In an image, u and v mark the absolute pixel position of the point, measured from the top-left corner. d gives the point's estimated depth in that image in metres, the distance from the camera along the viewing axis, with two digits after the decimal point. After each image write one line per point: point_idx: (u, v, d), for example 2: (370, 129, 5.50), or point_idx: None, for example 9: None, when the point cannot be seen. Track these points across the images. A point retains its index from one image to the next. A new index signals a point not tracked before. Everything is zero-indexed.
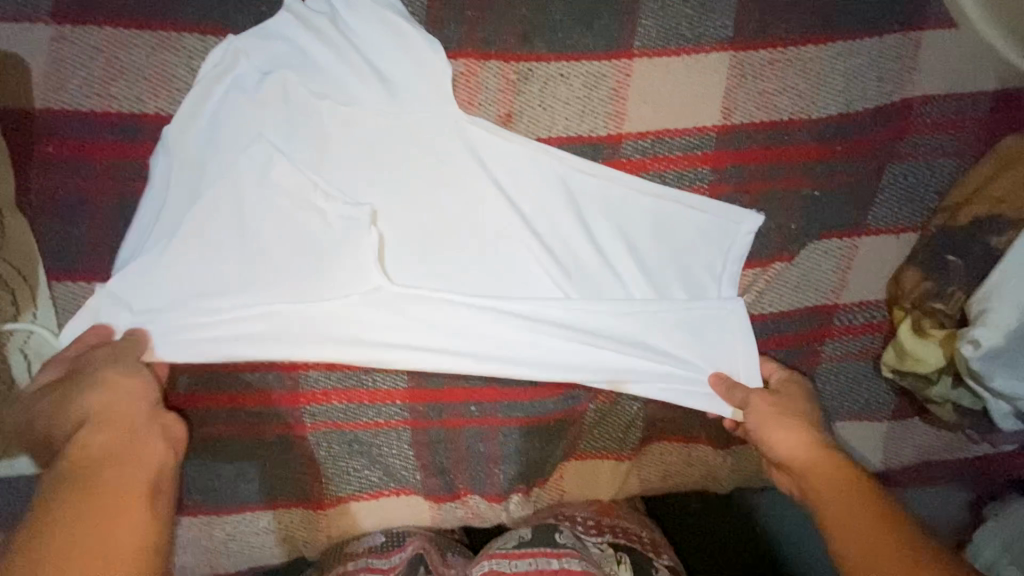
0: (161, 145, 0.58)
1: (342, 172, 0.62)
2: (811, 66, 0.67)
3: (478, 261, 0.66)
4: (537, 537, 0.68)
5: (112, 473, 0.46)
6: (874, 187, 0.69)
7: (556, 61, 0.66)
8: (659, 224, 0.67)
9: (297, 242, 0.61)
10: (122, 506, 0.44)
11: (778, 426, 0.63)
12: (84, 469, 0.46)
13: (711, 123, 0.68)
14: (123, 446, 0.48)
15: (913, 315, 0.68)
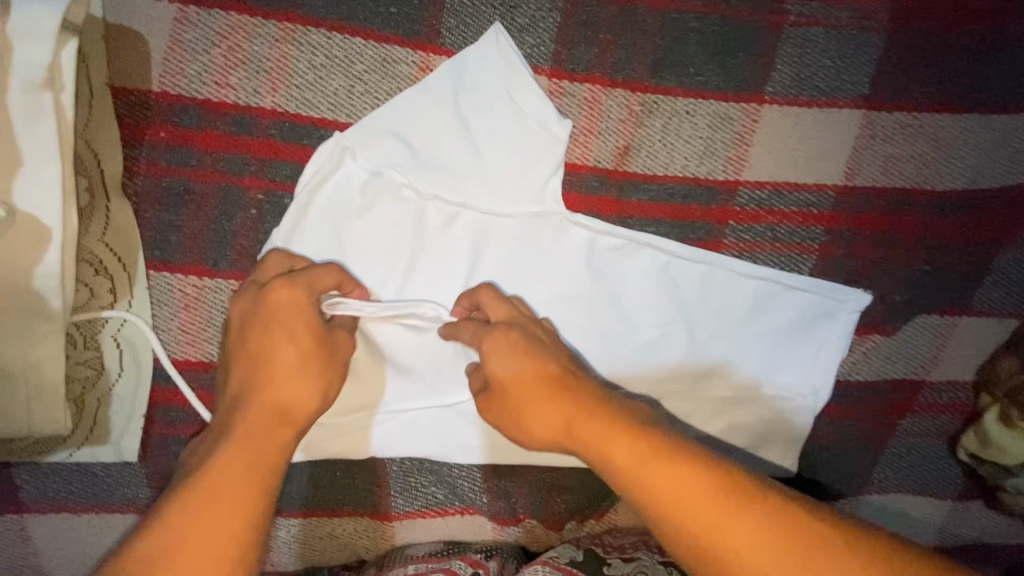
0: (268, 250, 0.57)
1: (447, 250, 0.61)
2: (944, 135, 0.65)
3: (582, 340, 0.65)
4: (587, 558, 0.67)
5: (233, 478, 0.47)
6: (984, 269, 0.67)
7: (683, 97, 0.63)
8: (760, 310, 0.66)
9: (408, 325, 0.61)
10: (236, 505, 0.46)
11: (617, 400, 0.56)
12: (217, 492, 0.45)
13: (831, 182, 0.65)
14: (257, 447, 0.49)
15: (1002, 405, 0.67)
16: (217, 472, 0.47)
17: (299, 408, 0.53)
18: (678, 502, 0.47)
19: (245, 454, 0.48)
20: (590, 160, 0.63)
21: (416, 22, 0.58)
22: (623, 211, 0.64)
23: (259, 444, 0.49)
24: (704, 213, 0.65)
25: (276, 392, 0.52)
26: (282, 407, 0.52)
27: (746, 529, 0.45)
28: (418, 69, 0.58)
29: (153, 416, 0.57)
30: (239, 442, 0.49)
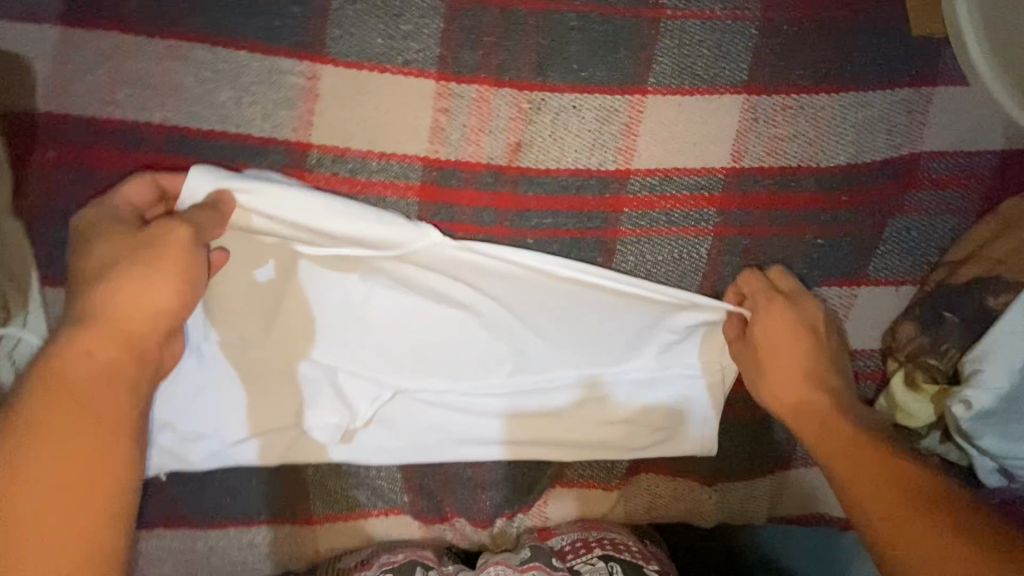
0: None
1: (330, 259, 0.59)
2: (823, 114, 0.68)
3: (484, 337, 0.65)
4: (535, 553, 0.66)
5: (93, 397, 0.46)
6: (876, 240, 0.69)
7: (569, 92, 0.66)
8: (656, 300, 0.67)
9: (299, 336, 0.61)
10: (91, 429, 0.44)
11: (763, 360, 0.67)
12: (72, 385, 0.45)
13: (720, 165, 0.67)
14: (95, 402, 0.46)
15: (906, 369, 0.69)
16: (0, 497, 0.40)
17: (149, 298, 0.51)
18: (875, 503, 0.53)
19: (59, 449, 0.43)
20: (482, 157, 0.65)
21: (300, 35, 0.60)
22: (519, 204, 0.66)
23: (76, 398, 0.45)
24: (600, 202, 0.67)
25: (121, 297, 0.50)
26: (111, 314, 0.50)
27: (918, 527, 0.49)
28: (305, 78, 0.60)
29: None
30: (52, 396, 0.44)
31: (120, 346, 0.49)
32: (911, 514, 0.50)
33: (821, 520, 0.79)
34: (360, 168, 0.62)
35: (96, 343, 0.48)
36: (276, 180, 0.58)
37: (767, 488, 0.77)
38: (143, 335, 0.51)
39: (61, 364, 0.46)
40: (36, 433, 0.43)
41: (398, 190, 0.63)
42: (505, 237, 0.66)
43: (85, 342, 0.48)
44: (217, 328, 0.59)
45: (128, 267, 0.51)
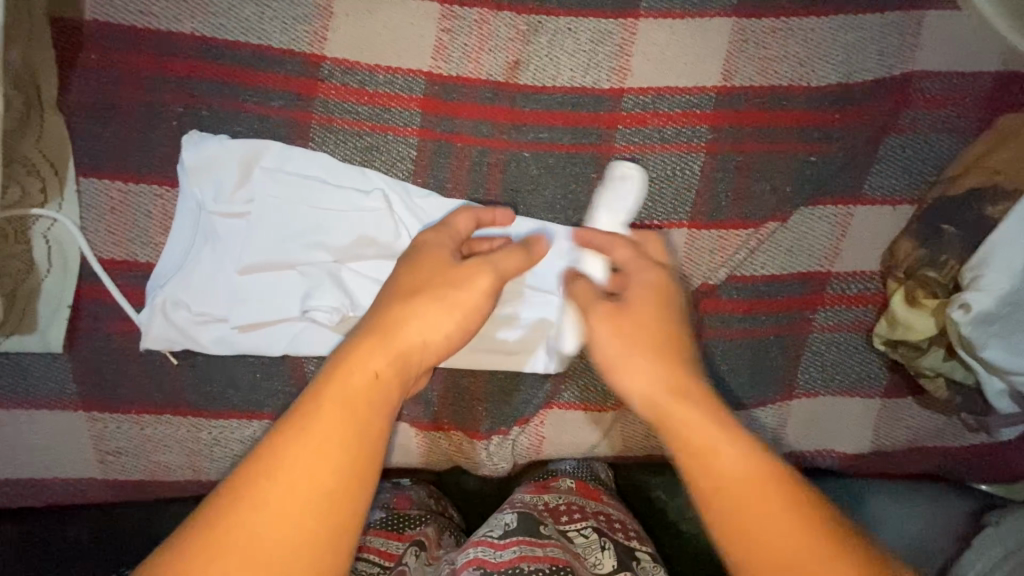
0: (180, 174, 0.62)
1: (339, 169, 0.65)
2: (812, 36, 0.70)
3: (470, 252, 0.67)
4: (522, 524, 0.62)
5: (369, 412, 0.43)
6: (870, 158, 0.71)
7: (565, 16, 0.69)
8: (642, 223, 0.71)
9: (299, 237, 0.63)
10: (363, 433, 0.42)
11: (624, 360, 0.51)
12: (354, 395, 0.43)
13: (711, 84, 0.70)
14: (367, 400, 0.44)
15: (906, 285, 0.68)
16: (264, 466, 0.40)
17: (410, 333, 0.49)
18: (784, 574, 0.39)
19: (339, 420, 0.42)
20: (482, 73, 0.68)
21: None
22: (516, 118, 0.69)
23: (337, 430, 0.41)
24: (594, 118, 0.70)
25: (403, 312, 0.49)
26: (391, 329, 0.48)
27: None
28: None
29: (79, 312, 0.62)
30: (333, 410, 0.42)
31: (389, 362, 0.46)
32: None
33: (829, 456, 0.77)
34: (367, 79, 0.66)
35: (379, 363, 0.45)
36: (273, 171, 0.63)
37: (768, 420, 0.75)
38: (415, 359, 0.48)
39: (347, 371, 0.44)
40: (319, 426, 0.41)
41: (402, 101, 0.67)
42: (503, 149, 0.69)
43: (376, 360, 0.46)
44: (223, 228, 0.62)
45: (428, 298, 0.51)
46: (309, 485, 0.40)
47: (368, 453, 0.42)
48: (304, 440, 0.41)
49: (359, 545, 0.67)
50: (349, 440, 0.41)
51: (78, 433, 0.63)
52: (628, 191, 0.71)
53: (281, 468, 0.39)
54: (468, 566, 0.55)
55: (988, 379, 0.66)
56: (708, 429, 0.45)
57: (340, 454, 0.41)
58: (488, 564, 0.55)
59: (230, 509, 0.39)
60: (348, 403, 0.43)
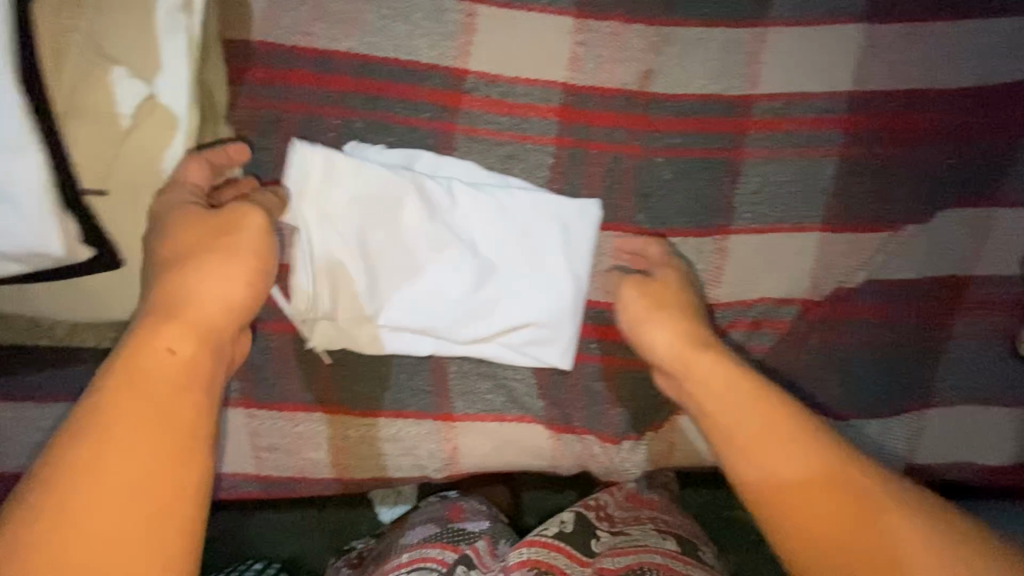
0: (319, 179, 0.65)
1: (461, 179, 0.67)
2: (947, 40, 0.70)
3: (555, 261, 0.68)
4: (577, 530, 0.64)
5: (127, 388, 0.44)
6: (1009, 161, 0.70)
7: (696, 26, 0.71)
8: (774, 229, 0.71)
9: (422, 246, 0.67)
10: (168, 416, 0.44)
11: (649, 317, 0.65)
12: (139, 373, 0.45)
13: (843, 90, 0.71)
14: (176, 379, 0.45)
15: None
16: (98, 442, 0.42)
17: (201, 307, 0.50)
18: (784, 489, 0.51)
19: (140, 409, 0.43)
20: (616, 83, 0.71)
21: None
22: (649, 125, 0.71)
23: (138, 416, 0.43)
24: (725, 124, 0.71)
25: (183, 279, 0.50)
26: (182, 300, 0.50)
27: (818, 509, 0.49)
28: (465, 14, 0.69)
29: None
30: (124, 390, 0.44)
31: (184, 337, 0.48)
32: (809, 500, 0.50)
33: (969, 469, 0.74)
34: (507, 91, 0.69)
35: (173, 339, 0.47)
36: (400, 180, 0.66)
37: (905, 430, 0.73)
38: (209, 329, 0.49)
39: (139, 353, 0.46)
40: (105, 409, 0.43)
41: (541, 111, 0.70)
42: (636, 156, 0.70)
43: (164, 338, 0.47)
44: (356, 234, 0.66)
45: (663, 315, 0.65)
46: (106, 467, 0.41)
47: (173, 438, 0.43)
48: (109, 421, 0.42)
49: (413, 557, 0.66)
50: (154, 427, 0.43)
51: (237, 426, 0.68)
52: (759, 195, 0.71)
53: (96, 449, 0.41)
54: (524, 565, 0.57)
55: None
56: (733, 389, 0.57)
57: (143, 437, 0.42)
58: (546, 564, 0.58)
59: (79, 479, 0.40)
60: (130, 380, 0.44)
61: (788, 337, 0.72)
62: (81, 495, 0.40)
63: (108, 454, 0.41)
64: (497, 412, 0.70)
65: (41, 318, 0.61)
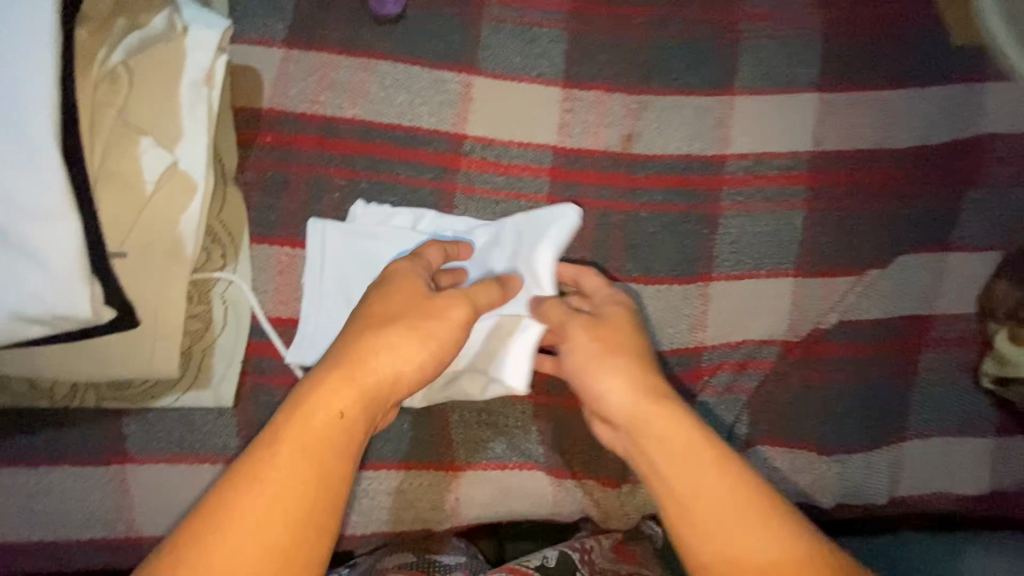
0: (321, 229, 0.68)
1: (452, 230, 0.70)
2: (888, 107, 0.80)
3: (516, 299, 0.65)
4: (561, 565, 0.65)
5: (315, 448, 0.44)
6: (955, 210, 0.78)
7: (671, 94, 0.79)
8: (751, 277, 0.77)
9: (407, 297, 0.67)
10: (324, 481, 0.44)
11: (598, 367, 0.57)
12: (314, 433, 0.45)
13: (804, 149, 0.78)
14: (341, 446, 0.45)
15: (1009, 326, 0.73)
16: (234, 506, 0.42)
17: (372, 365, 0.49)
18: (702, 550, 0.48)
19: (303, 470, 0.43)
20: (601, 145, 0.77)
21: (459, 55, 0.76)
22: (633, 183, 0.77)
23: (301, 479, 0.43)
24: (702, 181, 0.77)
25: (367, 342, 0.49)
26: (360, 360, 0.49)
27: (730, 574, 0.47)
28: (461, 85, 0.75)
29: (247, 367, 0.66)
30: (299, 449, 0.44)
31: (353, 401, 0.47)
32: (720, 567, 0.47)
33: (949, 498, 0.77)
34: (503, 152, 0.75)
35: (344, 403, 0.46)
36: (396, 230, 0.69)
37: (888, 463, 0.77)
38: (381, 395, 0.49)
39: (315, 412, 0.46)
40: (276, 466, 0.43)
41: (534, 170, 0.75)
42: (623, 210, 0.76)
43: (338, 400, 0.46)
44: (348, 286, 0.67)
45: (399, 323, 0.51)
46: (263, 524, 0.42)
47: (328, 508, 0.44)
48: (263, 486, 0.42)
49: None
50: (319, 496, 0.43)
51: None
52: (737, 245, 0.77)
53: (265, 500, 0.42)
54: None
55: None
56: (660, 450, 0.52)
57: (302, 498, 0.43)
58: None
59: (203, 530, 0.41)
60: (307, 441, 0.44)
61: (772, 376, 0.76)
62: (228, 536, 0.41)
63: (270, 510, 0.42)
64: (500, 459, 0.71)
65: (41, 380, 0.61)
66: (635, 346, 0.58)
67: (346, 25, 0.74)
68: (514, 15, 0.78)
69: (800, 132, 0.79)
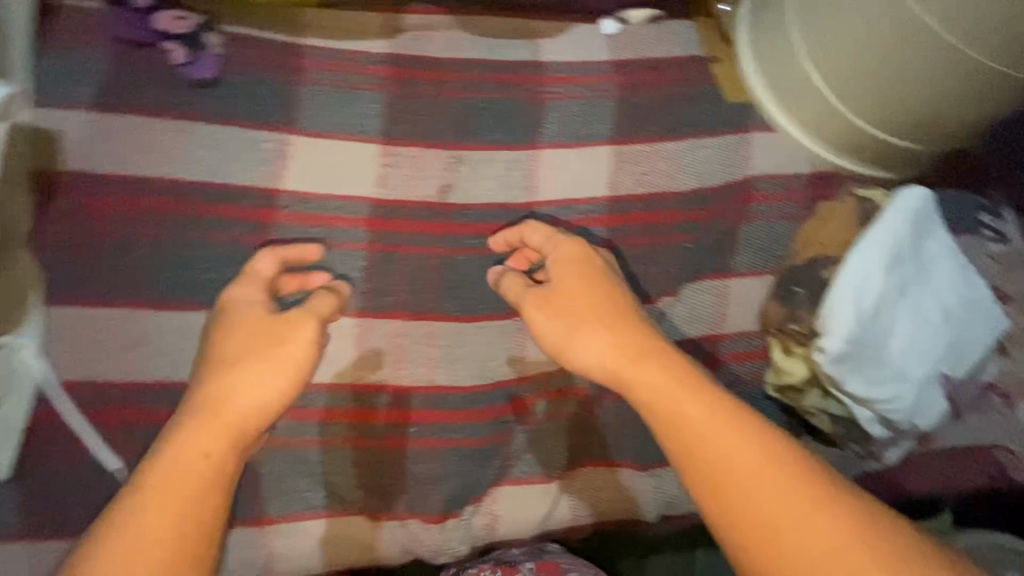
0: None
1: None
2: (673, 155, 0.91)
3: None
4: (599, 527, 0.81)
5: (192, 462, 0.58)
6: (734, 239, 0.89)
7: (482, 149, 0.87)
8: None
9: None
10: (206, 487, 0.57)
11: (573, 339, 0.70)
12: (177, 469, 0.57)
13: (601, 195, 0.88)
14: (175, 466, 0.57)
15: (778, 339, 0.84)
16: (140, 521, 0.54)
17: (232, 405, 0.63)
18: (730, 469, 0.57)
19: (186, 485, 0.57)
20: (418, 196, 0.82)
21: (275, 116, 0.80)
22: (450, 230, 0.82)
23: (178, 489, 0.56)
24: (513, 226, 0.85)
25: (229, 377, 0.64)
26: (220, 398, 0.63)
27: (755, 460, 0.57)
28: (277, 144, 0.79)
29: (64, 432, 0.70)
30: (158, 496, 0.56)
31: (214, 437, 0.60)
32: (739, 456, 0.57)
33: None
34: (321, 206, 0.79)
35: (209, 445, 0.59)
36: None
37: None
38: (227, 417, 0.62)
39: (182, 454, 0.58)
40: (152, 491, 0.56)
41: (351, 222, 0.80)
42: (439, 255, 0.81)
43: (204, 443, 0.59)
44: None
45: None
46: (157, 517, 0.54)
47: (198, 489, 0.57)
48: (164, 500, 0.56)
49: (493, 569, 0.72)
50: (202, 504, 0.56)
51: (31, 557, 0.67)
52: None
53: (154, 505, 0.55)
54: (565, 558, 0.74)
55: (863, 395, 0.80)
56: (660, 393, 0.63)
57: (182, 494, 0.56)
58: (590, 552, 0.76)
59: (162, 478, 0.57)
60: (167, 479, 0.57)
61: (587, 401, 0.83)
62: (109, 539, 0.53)
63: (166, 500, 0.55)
64: (317, 508, 0.73)
65: None
66: (587, 303, 0.72)
67: (161, 88, 0.77)
68: (333, 79, 0.85)
69: (596, 177, 0.89)
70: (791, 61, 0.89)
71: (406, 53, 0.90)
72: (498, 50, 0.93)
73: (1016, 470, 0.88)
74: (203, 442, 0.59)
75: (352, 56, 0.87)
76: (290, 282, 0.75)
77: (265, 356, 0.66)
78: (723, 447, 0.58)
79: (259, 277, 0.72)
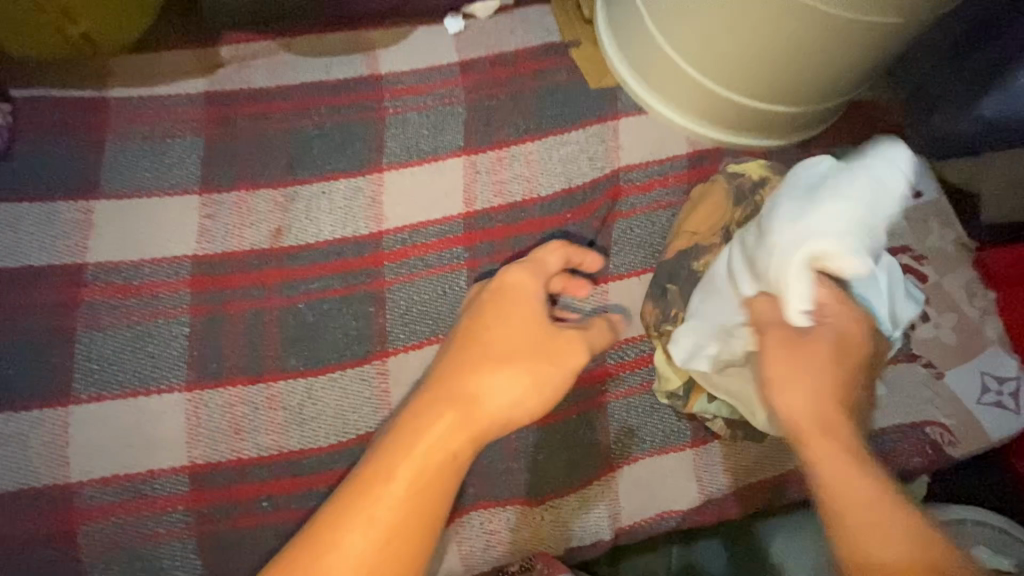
0: None
1: None
2: (535, 157, 0.84)
3: None
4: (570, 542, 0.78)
5: (393, 480, 0.52)
6: (607, 241, 0.82)
7: (318, 182, 0.79)
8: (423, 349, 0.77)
9: None
10: (409, 513, 0.51)
11: (792, 384, 0.55)
12: (373, 477, 0.52)
13: (458, 212, 0.81)
14: (428, 455, 0.54)
15: (660, 341, 0.77)
16: (350, 516, 0.50)
17: (485, 404, 0.58)
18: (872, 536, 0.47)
19: (400, 503, 0.51)
20: (246, 246, 0.75)
21: (76, 183, 0.73)
22: (287, 277, 0.75)
23: (387, 516, 0.50)
24: (360, 261, 0.77)
25: (477, 379, 0.59)
26: (478, 392, 0.59)
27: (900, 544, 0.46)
28: (79, 213, 0.72)
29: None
30: (409, 466, 0.53)
31: (467, 430, 0.56)
32: (888, 539, 0.46)
33: (669, 519, 0.80)
34: (134, 274, 0.71)
35: (455, 444, 0.55)
36: None
37: (602, 497, 0.78)
38: (485, 409, 0.58)
39: (430, 446, 0.54)
40: (383, 488, 0.52)
41: (171, 285, 0.72)
42: (278, 307, 0.73)
43: (400, 446, 0.54)
44: None
45: None
46: (357, 543, 0.49)
47: (399, 517, 0.50)
48: (354, 537, 0.49)
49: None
50: (400, 535, 0.50)
51: None
52: (408, 316, 0.76)
53: (356, 516, 0.50)
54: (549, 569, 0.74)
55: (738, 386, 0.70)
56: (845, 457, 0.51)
57: (394, 524, 0.50)
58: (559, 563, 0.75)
59: (355, 504, 0.51)
60: (423, 470, 0.53)
61: None
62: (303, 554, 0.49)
63: (372, 519, 0.50)
64: None
65: None
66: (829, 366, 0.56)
67: None
68: (144, 131, 0.78)
69: (449, 194, 0.81)
70: (646, 45, 0.82)
71: (227, 89, 0.82)
72: (331, 68, 0.86)
73: (949, 445, 0.81)
74: (447, 441, 0.55)
75: (165, 102, 0.80)
76: (569, 284, 0.76)
77: (534, 364, 0.62)
78: (875, 526, 0.47)
79: (546, 270, 0.72)
